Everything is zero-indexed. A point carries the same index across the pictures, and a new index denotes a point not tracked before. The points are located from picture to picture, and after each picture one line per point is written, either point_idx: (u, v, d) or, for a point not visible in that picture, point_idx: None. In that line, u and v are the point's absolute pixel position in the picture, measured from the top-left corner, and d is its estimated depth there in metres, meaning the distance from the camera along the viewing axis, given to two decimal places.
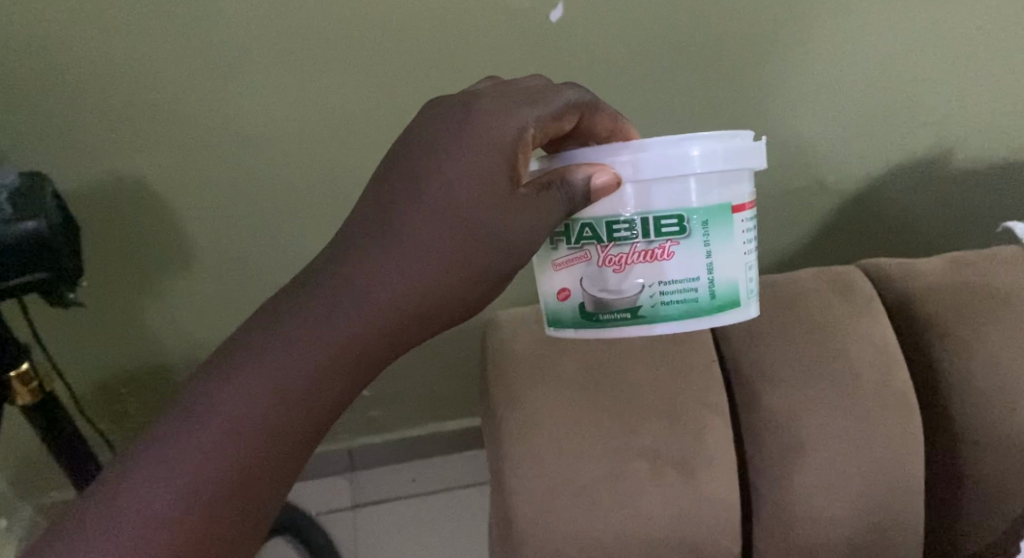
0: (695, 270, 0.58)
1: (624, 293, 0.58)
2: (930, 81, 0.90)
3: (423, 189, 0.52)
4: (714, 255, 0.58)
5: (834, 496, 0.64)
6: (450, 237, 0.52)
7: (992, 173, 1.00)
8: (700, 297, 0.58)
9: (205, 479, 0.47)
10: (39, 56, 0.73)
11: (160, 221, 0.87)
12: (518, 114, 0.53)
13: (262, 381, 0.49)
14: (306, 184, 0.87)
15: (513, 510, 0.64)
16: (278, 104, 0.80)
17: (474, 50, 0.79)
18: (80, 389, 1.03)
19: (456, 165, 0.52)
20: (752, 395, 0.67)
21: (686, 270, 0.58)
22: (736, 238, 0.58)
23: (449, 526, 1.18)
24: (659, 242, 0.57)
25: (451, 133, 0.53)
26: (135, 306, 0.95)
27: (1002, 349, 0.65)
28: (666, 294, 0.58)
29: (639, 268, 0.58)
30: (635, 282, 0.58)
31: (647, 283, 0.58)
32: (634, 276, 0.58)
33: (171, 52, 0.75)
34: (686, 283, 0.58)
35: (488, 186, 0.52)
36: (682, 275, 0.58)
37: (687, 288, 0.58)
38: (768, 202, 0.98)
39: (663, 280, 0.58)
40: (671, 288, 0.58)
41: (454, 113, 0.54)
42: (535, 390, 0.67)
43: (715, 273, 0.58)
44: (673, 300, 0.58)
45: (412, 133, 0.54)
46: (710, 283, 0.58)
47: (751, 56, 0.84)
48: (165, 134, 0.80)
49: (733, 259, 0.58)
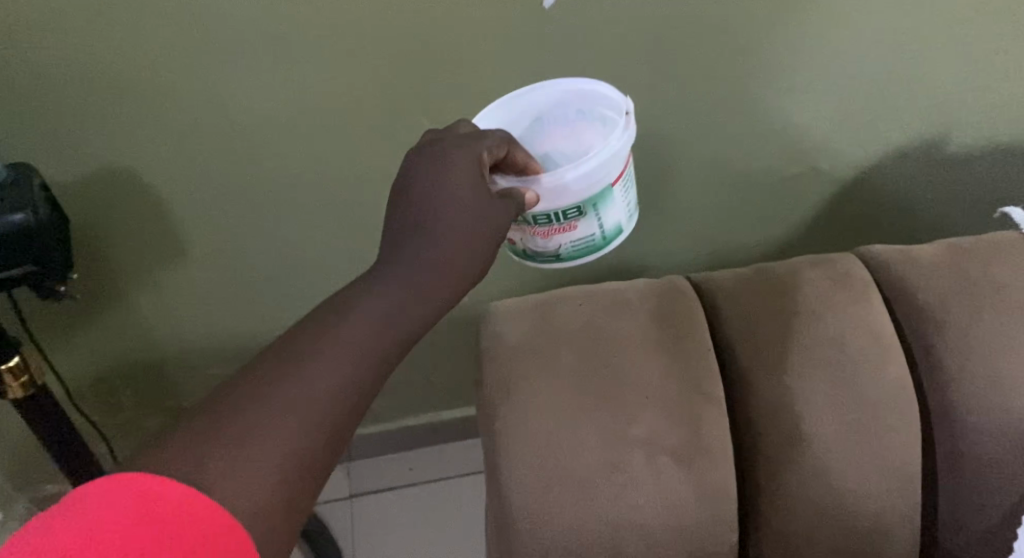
0: (593, 229, 0.71)
1: (548, 248, 0.72)
2: (929, 68, 0.89)
3: (407, 213, 0.58)
4: (604, 215, 0.71)
5: (831, 490, 0.64)
6: (456, 242, 0.57)
7: (990, 156, 1.00)
8: (599, 241, 0.73)
9: (268, 481, 0.43)
10: (20, 51, 0.72)
11: (151, 215, 0.88)
12: (484, 140, 0.62)
13: (311, 377, 0.47)
14: (298, 171, 0.87)
15: (508, 503, 0.63)
16: (266, 96, 0.79)
17: (467, 38, 0.78)
18: (77, 379, 1.05)
19: (446, 185, 0.58)
20: (749, 385, 0.67)
21: (588, 230, 0.71)
22: (616, 198, 0.71)
23: (447, 514, 1.18)
24: (568, 221, 0.69)
25: (426, 167, 0.60)
26: (128, 298, 0.96)
27: (999, 335, 0.65)
28: (577, 248, 0.73)
29: (558, 236, 0.71)
30: (554, 242, 0.71)
31: (563, 244, 0.72)
32: (554, 239, 0.71)
33: (155, 48, 0.73)
34: (589, 237, 0.72)
35: (477, 198, 0.59)
36: (586, 234, 0.71)
37: (589, 239, 0.72)
38: (761, 190, 0.99)
39: (575, 239, 0.72)
40: (579, 244, 0.72)
41: (426, 154, 0.61)
42: (530, 383, 0.67)
43: (607, 223, 0.72)
44: (582, 249, 0.73)
45: (400, 179, 0.61)
46: (604, 230, 0.73)
47: (748, 44, 0.83)
48: (153, 129, 0.79)
49: (618, 209, 0.72)
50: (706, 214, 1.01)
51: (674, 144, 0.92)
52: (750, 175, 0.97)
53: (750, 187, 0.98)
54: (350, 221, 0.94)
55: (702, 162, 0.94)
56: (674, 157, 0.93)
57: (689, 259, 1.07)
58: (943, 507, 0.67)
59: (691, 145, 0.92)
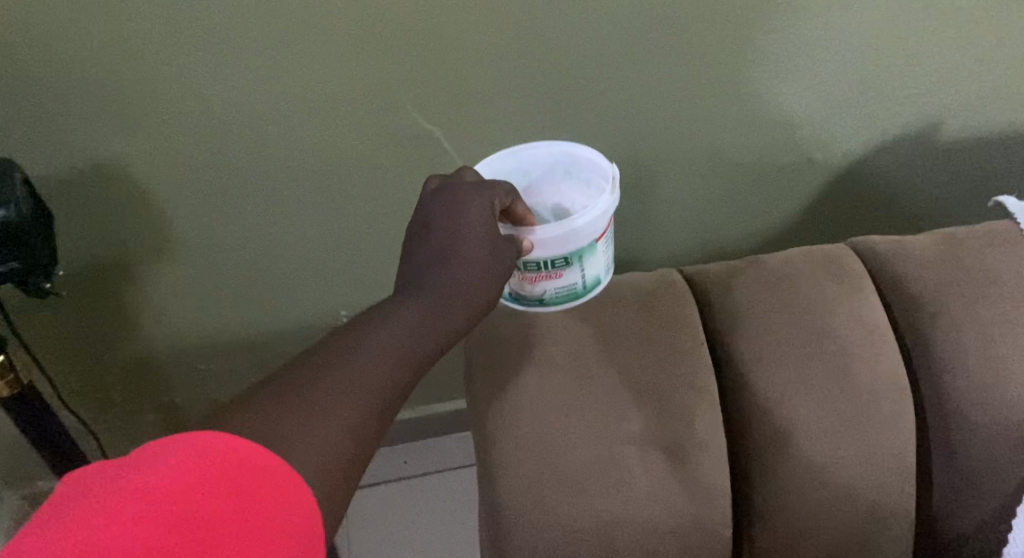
0: (575, 279, 0.70)
1: (531, 292, 0.70)
2: (924, 56, 0.88)
3: (425, 257, 0.60)
4: (587, 267, 0.70)
5: (824, 484, 0.63)
6: (473, 278, 0.60)
7: (984, 144, 0.99)
8: (580, 290, 0.71)
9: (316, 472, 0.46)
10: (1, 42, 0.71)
11: (138, 210, 0.87)
12: (498, 187, 0.64)
13: (344, 399, 0.49)
14: (286, 165, 0.86)
15: (499, 501, 0.63)
16: (253, 88, 0.78)
17: (455, 28, 0.77)
18: (65, 376, 1.04)
19: (466, 225, 0.61)
20: (741, 378, 0.66)
21: (570, 279, 0.69)
22: (599, 252, 0.70)
23: (441, 507, 1.18)
24: (554, 269, 0.68)
25: (446, 208, 0.62)
26: (116, 294, 0.95)
27: (993, 326, 0.65)
28: (556, 293, 0.70)
29: (544, 284, 0.69)
30: (539, 287, 0.70)
31: (546, 289, 0.70)
32: (539, 288, 0.70)
33: (139, 39, 0.73)
34: (569, 286, 0.70)
35: (491, 240, 0.62)
36: (567, 281, 0.70)
37: (570, 288, 0.70)
38: (754, 180, 0.98)
39: (557, 286, 0.70)
40: (560, 290, 0.70)
41: (442, 197, 0.63)
42: (521, 378, 0.67)
43: (588, 274, 0.70)
44: (561, 294, 0.71)
45: (416, 220, 0.63)
46: (584, 281, 0.71)
47: (740, 32, 0.82)
48: (138, 122, 0.79)
49: (598, 262, 0.70)
50: (699, 205, 1.00)
51: (666, 134, 0.91)
52: (744, 166, 0.96)
53: (743, 177, 0.97)
54: (340, 214, 0.93)
55: (695, 153, 0.93)
56: (666, 147, 0.92)
57: (682, 250, 1.07)
58: (937, 501, 0.67)
59: (683, 135, 0.91)
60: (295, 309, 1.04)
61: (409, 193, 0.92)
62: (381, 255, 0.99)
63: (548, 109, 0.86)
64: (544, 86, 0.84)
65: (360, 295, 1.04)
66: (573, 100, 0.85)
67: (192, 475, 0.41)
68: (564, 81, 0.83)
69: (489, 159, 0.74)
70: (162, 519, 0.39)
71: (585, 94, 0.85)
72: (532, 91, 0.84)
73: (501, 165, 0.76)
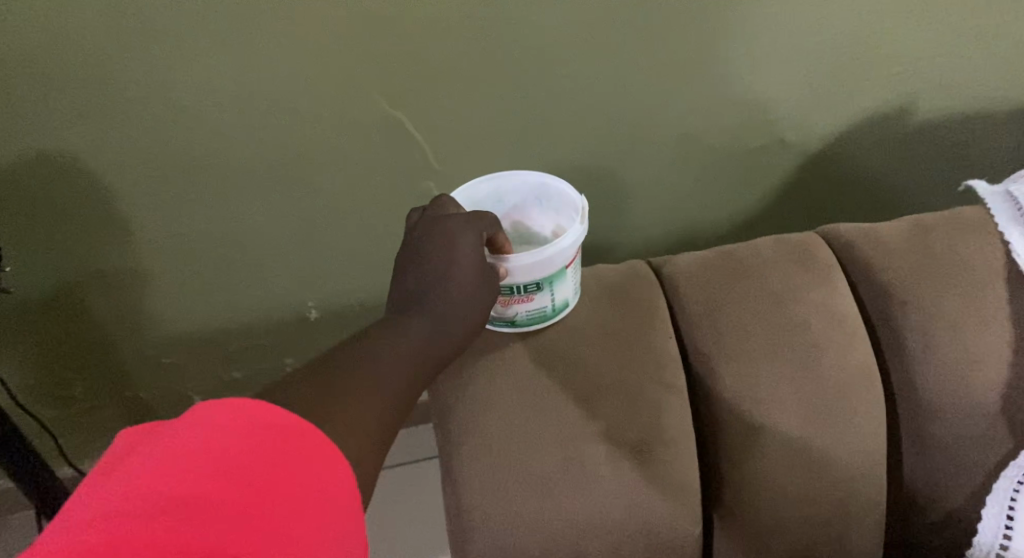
0: (544, 301, 0.67)
1: (502, 314, 0.67)
2: (892, 35, 0.86)
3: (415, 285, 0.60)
4: (557, 292, 0.67)
5: (794, 477, 0.63)
6: (466, 306, 0.60)
7: (955, 125, 0.98)
8: (550, 314, 0.68)
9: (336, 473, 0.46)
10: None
11: (90, 202, 0.84)
12: (486, 218, 0.63)
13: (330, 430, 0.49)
14: (243, 154, 0.83)
15: (465, 504, 0.61)
16: (205, 73, 0.76)
17: (416, 10, 0.75)
18: (21, 374, 1.01)
19: (457, 254, 0.60)
20: (710, 371, 0.65)
21: (540, 302, 0.66)
22: (570, 277, 0.67)
23: (413, 498, 1.17)
24: (525, 293, 0.65)
25: (436, 237, 0.61)
26: (71, 289, 0.92)
27: (963, 314, 0.64)
28: (527, 316, 0.67)
29: (517, 307, 0.66)
30: (510, 310, 0.67)
31: (517, 312, 0.67)
32: (511, 311, 0.67)
33: (84, 22, 0.70)
34: (539, 308, 0.67)
35: (482, 270, 0.61)
36: (537, 304, 0.66)
37: (540, 310, 0.67)
38: (725, 165, 0.97)
39: (528, 309, 0.67)
40: (530, 313, 0.67)
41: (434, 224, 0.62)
42: (488, 377, 0.65)
43: (558, 298, 0.67)
44: (532, 318, 0.67)
45: (409, 243, 0.63)
46: (555, 305, 0.67)
47: (708, 13, 0.80)
48: (87, 109, 0.76)
49: (568, 287, 0.68)
50: (670, 192, 0.99)
51: (634, 120, 0.89)
52: (715, 150, 0.94)
53: (714, 162, 0.96)
54: (301, 205, 0.90)
55: (664, 138, 0.92)
56: (634, 133, 0.90)
57: (656, 238, 1.05)
58: (908, 491, 0.67)
59: (651, 120, 0.90)
60: (259, 304, 1.01)
61: (372, 181, 0.89)
62: (346, 245, 0.96)
63: (514, 96, 0.84)
64: (508, 70, 0.81)
65: (326, 287, 1.02)
66: (539, 84, 0.83)
67: (260, 442, 0.44)
68: (528, 65, 0.81)
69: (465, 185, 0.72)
70: (232, 470, 0.42)
71: (550, 79, 0.83)
72: (497, 75, 0.82)
73: (474, 194, 0.73)
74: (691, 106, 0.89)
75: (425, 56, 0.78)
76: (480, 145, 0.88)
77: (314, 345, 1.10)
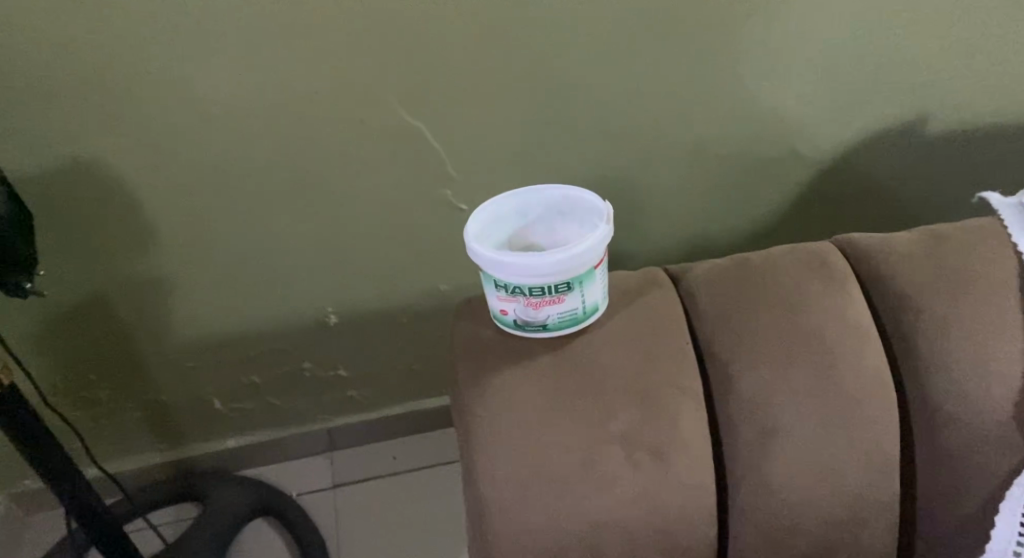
0: (576, 303, 0.69)
1: (536, 318, 0.70)
2: (906, 47, 0.88)
3: None
4: (587, 292, 0.69)
5: (809, 481, 0.63)
6: None
7: (968, 139, 0.99)
8: (581, 316, 0.70)
9: None
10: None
11: (120, 210, 0.87)
12: None
13: None
14: (270, 163, 0.86)
15: (483, 502, 0.63)
16: (234, 85, 0.78)
17: (439, 25, 0.77)
18: (48, 378, 1.03)
19: None
20: (725, 376, 0.66)
21: (571, 304, 0.69)
22: (598, 278, 0.70)
23: (426, 502, 1.20)
24: (556, 293, 0.68)
25: None
26: (101, 295, 0.95)
27: (977, 323, 0.65)
28: (559, 318, 0.69)
29: (548, 309, 0.69)
30: (543, 312, 0.69)
31: (550, 314, 0.69)
32: (543, 314, 0.69)
33: (121, 36, 0.73)
34: (571, 310, 0.69)
35: None
36: (569, 305, 0.69)
37: (571, 312, 0.69)
38: (737, 177, 0.98)
39: (560, 310, 0.69)
40: (562, 314, 0.69)
41: None
42: (507, 380, 0.67)
43: (588, 300, 0.70)
44: (564, 320, 0.70)
45: None
46: (585, 307, 0.70)
47: (722, 28, 0.82)
48: (121, 121, 0.79)
49: (597, 287, 0.70)
50: (684, 205, 1.00)
51: (648, 134, 0.91)
52: (729, 163, 0.96)
53: (729, 175, 0.98)
54: (323, 213, 0.92)
55: (679, 150, 0.94)
56: (651, 142, 0.92)
57: (670, 249, 1.06)
58: (919, 495, 0.67)
59: (665, 133, 0.91)
60: (281, 312, 1.03)
61: (393, 191, 0.91)
62: (366, 253, 0.98)
63: (532, 109, 0.86)
64: (528, 82, 0.83)
65: (345, 295, 1.03)
66: (557, 98, 0.85)
67: None
68: (547, 77, 0.83)
69: (489, 203, 0.74)
70: None
71: (568, 90, 0.85)
72: (516, 87, 0.84)
73: (497, 210, 0.75)
74: (706, 119, 0.90)
75: (448, 69, 0.81)
76: (500, 158, 0.90)
77: (334, 353, 1.12)
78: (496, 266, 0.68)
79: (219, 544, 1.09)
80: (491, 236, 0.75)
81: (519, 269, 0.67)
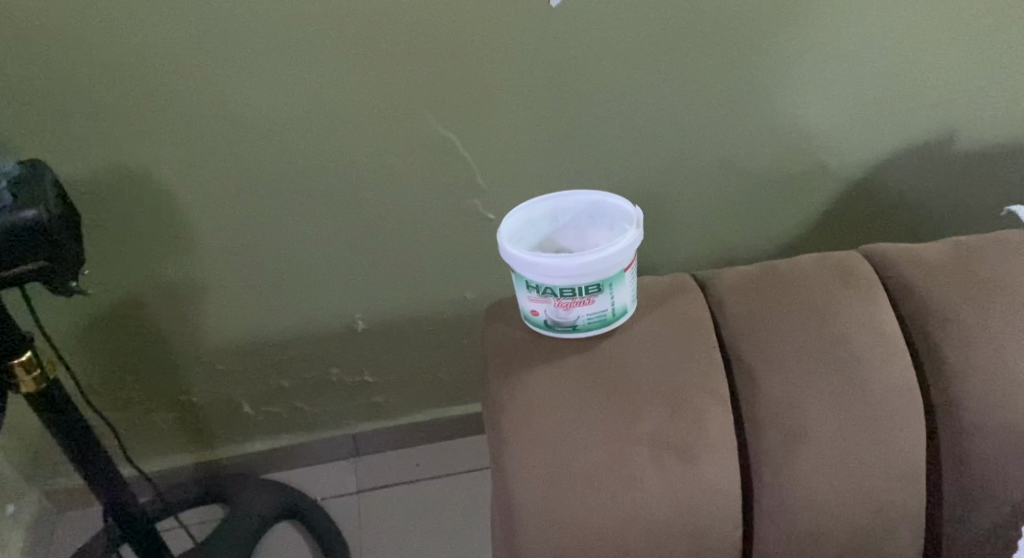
0: (605, 304, 0.71)
1: (566, 318, 0.71)
2: (932, 66, 0.89)
3: None
4: (617, 294, 0.71)
5: (833, 486, 0.64)
6: None
7: (996, 155, 1.00)
8: (611, 317, 0.72)
9: None
10: (25, 36, 0.74)
11: (162, 215, 0.90)
12: None
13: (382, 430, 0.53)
14: (307, 170, 0.88)
15: (510, 499, 0.64)
16: (276, 95, 0.81)
17: (474, 39, 0.80)
18: (86, 376, 1.07)
19: None
20: (751, 381, 0.67)
21: (601, 304, 0.71)
22: (628, 280, 0.72)
23: (449, 508, 1.21)
24: (586, 295, 0.70)
25: None
26: (139, 297, 0.98)
27: (1005, 333, 0.65)
28: (589, 319, 0.71)
29: (578, 310, 0.71)
30: (573, 312, 0.71)
31: (579, 315, 0.71)
32: (573, 314, 0.71)
33: (171, 47, 0.76)
34: (601, 311, 0.71)
35: None
36: (599, 306, 0.71)
37: (601, 312, 0.71)
38: (763, 191, 0.99)
39: (590, 311, 0.71)
40: (592, 315, 0.71)
41: None
42: (535, 381, 0.69)
43: (617, 301, 0.71)
44: (593, 321, 0.71)
45: None
46: (614, 308, 0.71)
47: (751, 45, 0.84)
48: (166, 128, 0.82)
49: (627, 289, 0.72)
50: (710, 218, 1.01)
51: (676, 147, 0.92)
52: (756, 177, 0.97)
53: (756, 188, 0.99)
54: (356, 219, 0.94)
55: (706, 164, 0.95)
56: (677, 153, 0.93)
57: (695, 262, 1.07)
58: (947, 505, 0.67)
59: (693, 146, 0.93)
60: (312, 316, 1.06)
61: (424, 198, 0.93)
62: (396, 259, 1.00)
63: (562, 121, 0.88)
64: (556, 92, 0.85)
65: (374, 301, 1.05)
66: (587, 111, 0.87)
67: None
68: (578, 89, 0.85)
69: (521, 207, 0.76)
70: None
71: (597, 102, 0.87)
72: (547, 98, 0.85)
73: (529, 214, 0.77)
74: (734, 133, 0.92)
75: (481, 82, 0.83)
76: (530, 169, 0.92)
77: (361, 358, 1.14)
78: (528, 267, 0.70)
79: (246, 543, 1.11)
80: (522, 240, 0.77)
81: (551, 270, 0.69)
